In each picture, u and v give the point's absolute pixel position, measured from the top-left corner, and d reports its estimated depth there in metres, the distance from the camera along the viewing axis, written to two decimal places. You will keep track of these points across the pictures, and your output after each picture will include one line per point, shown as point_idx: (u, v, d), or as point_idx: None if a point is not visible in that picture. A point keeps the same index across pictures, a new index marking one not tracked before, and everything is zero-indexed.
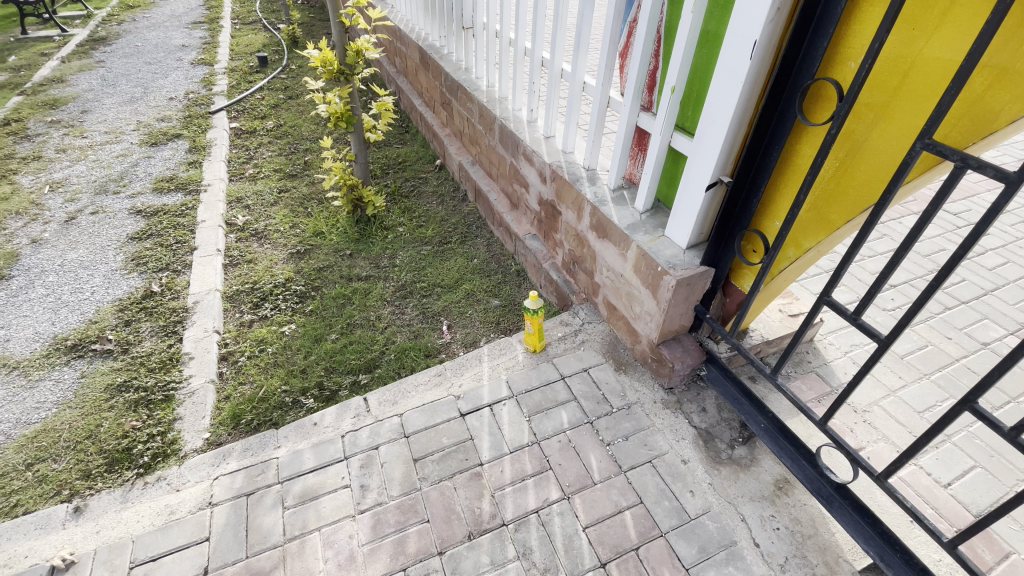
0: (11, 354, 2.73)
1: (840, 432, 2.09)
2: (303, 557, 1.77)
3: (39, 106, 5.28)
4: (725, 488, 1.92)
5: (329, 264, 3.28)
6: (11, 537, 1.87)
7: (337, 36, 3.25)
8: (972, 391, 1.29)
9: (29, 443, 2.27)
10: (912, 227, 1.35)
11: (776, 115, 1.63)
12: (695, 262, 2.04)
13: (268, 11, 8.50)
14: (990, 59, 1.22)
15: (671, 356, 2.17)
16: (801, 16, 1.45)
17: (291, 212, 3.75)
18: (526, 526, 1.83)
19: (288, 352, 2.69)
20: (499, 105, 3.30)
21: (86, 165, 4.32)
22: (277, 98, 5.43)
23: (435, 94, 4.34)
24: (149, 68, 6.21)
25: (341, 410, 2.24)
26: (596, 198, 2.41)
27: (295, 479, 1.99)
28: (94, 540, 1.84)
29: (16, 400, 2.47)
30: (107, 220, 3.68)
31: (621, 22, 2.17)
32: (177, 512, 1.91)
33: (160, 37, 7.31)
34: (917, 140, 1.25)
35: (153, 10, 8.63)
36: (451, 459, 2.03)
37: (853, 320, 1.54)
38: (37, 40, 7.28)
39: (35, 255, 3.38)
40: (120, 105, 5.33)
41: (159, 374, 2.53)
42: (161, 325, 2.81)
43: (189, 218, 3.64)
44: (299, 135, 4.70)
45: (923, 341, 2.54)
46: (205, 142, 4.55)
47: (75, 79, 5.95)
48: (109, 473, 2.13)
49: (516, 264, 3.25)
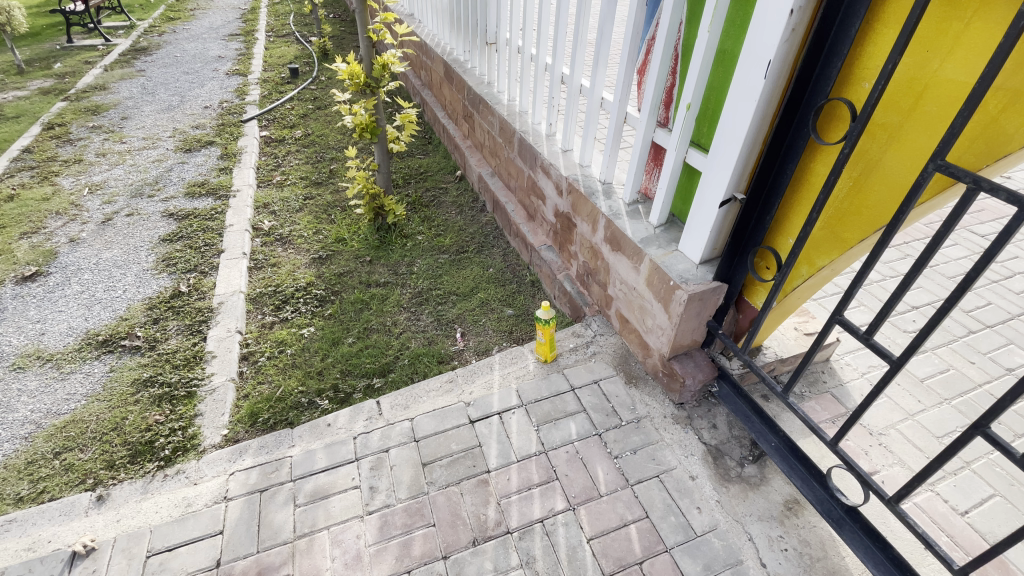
0: (46, 346, 2.86)
1: (854, 454, 2.06)
2: (311, 555, 1.80)
3: (82, 112, 5.55)
4: (734, 506, 1.90)
5: (349, 270, 3.37)
6: (36, 522, 1.95)
7: (364, 50, 3.37)
8: (984, 415, 1.27)
9: (59, 433, 2.37)
10: (924, 249, 1.35)
11: (790, 134, 1.64)
12: (707, 277, 2.04)
13: (301, 24, 8.83)
14: (1004, 83, 1.21)
15: (682, 371, 2.16)
16: (815, 37, 1.47)
17: (315, 218, 3.87)
18: (531, 535, 1.84)
19: (306, 353, 2.77)
20: (519, 118, 3.36)
21: (123, 169, 4.53)
22: (306, 108, 5.62)
23: (458, 107, 4.44)
24: (186, 78, 6.49)
25: (355, 411, 2.29)
26: (611, 211, 2.43)
27: (307, 479, 2.04)
28: (115, 528, 1.92)
29: (49, 391, 2.59)
30: (141, 222, 3.84)
31: (640, 40, 2.21)
32: (194, 505, 1.97)
33: (198, 48, 7.63)
34: (930, 161, 1.25)
35: (193, 22, 9.02)
36: (459, 465, 2.06)
37: (865, 340, 1.53)
38: (82, 49, 7.66)
39: (72, 254, 3.54)
40: (158, 113, 5.58)
41: (183, 370, 2.62)
42: (187, 324, 2.92)
43: (218, 221, 3.78)
44: (325, 144, 4.86)
45: (944, 365, 2.49)
46: (236, 149, 4.73)
47: (117, 87, 6.24)
48: (132, 464, 2.21)
49: (531, 274, 3.29)
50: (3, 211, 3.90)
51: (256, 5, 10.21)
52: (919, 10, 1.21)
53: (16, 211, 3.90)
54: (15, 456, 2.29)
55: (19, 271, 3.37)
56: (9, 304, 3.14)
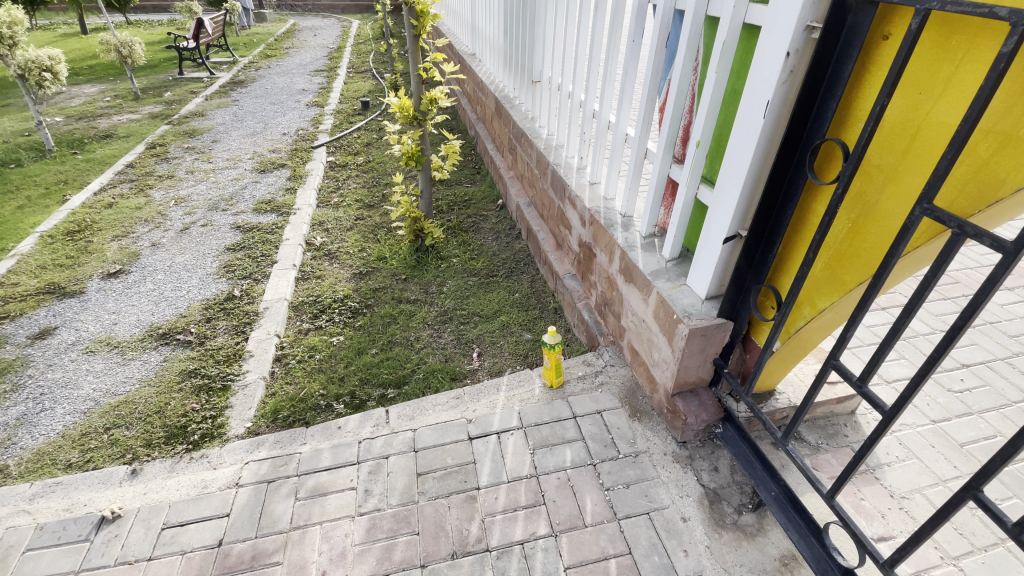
0: (116, 334, 3.24)
1: (868, 516, 1.91)
2: (302, 546, 1.91)
3: (181, 134, 6.33)
4: (724, 554, 1.82)
5: (384, 286, 3.58)
6: (78, 487, 2.21)
7: (415, 86, 3.62)
8: (975, 478, 1.19)
9: (112, 411, 2.67)
10: (913, 294, 1.29)
11: (790, 172, 1.63)
12: (712, 313, 2.01)
13: (379, 62, 9.65)
14: (993, 125, 1.17)
15: (685, 408, 2.11)
16: (811, 78, 1.48)
17: (362, 237, 4.15)
18: (509, 556, 1.85)
19: (332, 360, 2.96)
20: (555, 152, 3.50)
21: (206, 185, 5.09)
22: (371, 137, 6.10)
23: (504, 140, 4.65)
24: (272, 108, 7.25)
25: (365, 417, 2.43)
26: (626, 242, 2.47)
27: (311, 475, 2.17)
28: (140, 500, 2.13)
29: (111, 373, 2.93)
30: (212, 232, 4.29)
31: (660, 80, 2.29)
32: (209, 487, 2.15)
33: (286, 82, 8.52)
34: (917, 205, 1.22)
35: (286, 60, 10.09)
36: (451, 479, 2.11)
37: (858, 388, 1.46)
38: (190, 80, 8.76)
39: (152, 256, 4.01)
40: (243, 137, 6.25)
41: (223, 365, 2.89)
42: (234, 324, 3.22)
43: (277, 235, 4.15)
44: (382, 171, 5.23)
45: (991, 430, 2.29)
46: (304, 172, 5.20)
47: (213, 114, 7.07)
48: (166, 444, 2.44)
49: (555, 302, 3.34)
50: (102, 216, 4.50)
51: (342, 45, 11.27)
52: (904, 53, 1.20)
53: (113, 217, 4.49)
54: (73, 427, 2.60)
55: (106, 268, 3.86)
56: (94, 295, 3.59)
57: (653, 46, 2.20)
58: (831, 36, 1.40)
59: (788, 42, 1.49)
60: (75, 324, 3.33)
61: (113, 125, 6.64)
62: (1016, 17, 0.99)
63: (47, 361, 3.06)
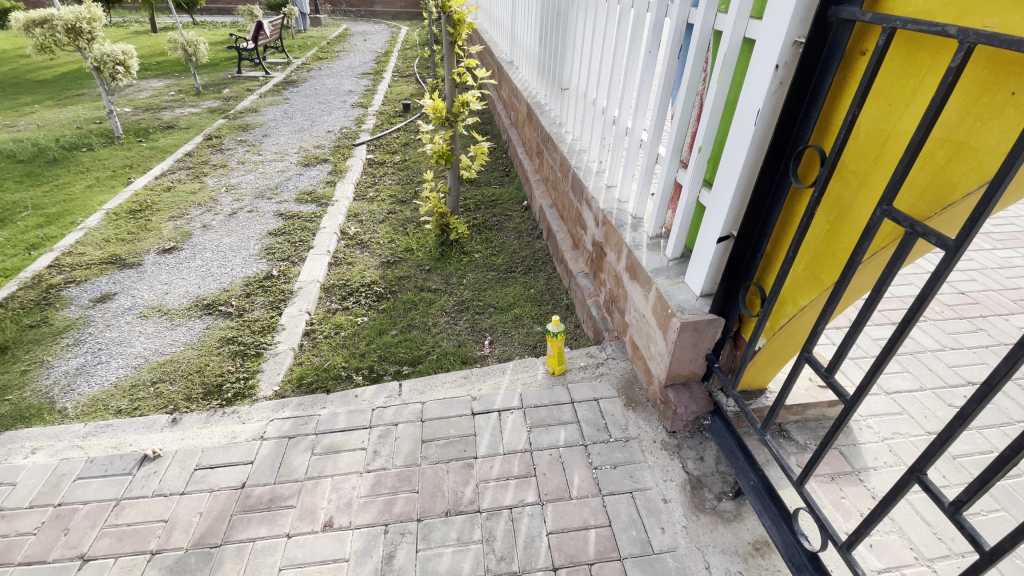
0: (167, 303, 3.58)
1: (847, 513, 1.99)
2: (313, 493, 2.13)
3: (235, 128, 6.81)
4: (699, 534, 1.92)
5: (409, 275, 3.82)
6: (126, 429, 2.51)
7: (449, 90, 3.85)
8: (919, 460, 1.29)
9: (158, 368, 2.98)
10: (873, 289, 1.39)
11: (776, 177, 1.75)
12: (705, 309, 2.13)
13: (423, 67, 10.05)
14: (947, 134, 1.28)
15: (675, 399, 2.22)
16: (796, 90, 1.60)
17: (392, 229, 4.42)
18: (497, 518, 2.01)
19: (356, 337, 3.19)
20: (577, 155, 3.67)
21: (254, 175, 5.49)
22: (408, 138, 6.41)
23: (533, 143, 4.84)
24: (319, 107, 7.70)
25: (379, 389, 2.64)
26: (633, 242, 2.60)
27: (327, 434, 2.39)
28: (178, 444, 2.40)
29: (160, 336, 3.26)
30: (257, 218, 4.65)
31: (672, 88, 2.44)
32: (238, 437, 2.41)
33: (335, 83, 9.00)
34: (878, 206, 1.33)
35: (337, 62, 10.64)
36: (452, 447, 2.29)
37: (825, 377, 1.56)
38: (247, 79, 9.37)
39: (202, 236, 4.38)
40: (291, 133, 6.68)
41: (258, 335, 3.18)
42: (270, 300, 3.51)
43: (315, 224, 4.46)
44: (417, 169, 5.51)
45: (987, 446, 2.30)
46: (344, 167, 5.54)
47: (265, 111, 7.57)
48: (203, 399, 2.73)
49: (568, 298, 3.49)
50: (161, 198, 4.93)
51: (390, 50, 11.76)
52: (873, 68, 1.31)
53: (170, 200, 4.91)
54: (124, 379, 2.92)
55: (162, 244, 4.24)
56: (149, 268, 3.97)
57: (665, 57, 2.35)
58: (814, 52, 1.52)
59: (776, 55, 1.62)
60: (132, 292, 3.70)
61: (176, 118, 7.20)
62: (962, 35, 1.09)
63: (106, 321, 3.42)
